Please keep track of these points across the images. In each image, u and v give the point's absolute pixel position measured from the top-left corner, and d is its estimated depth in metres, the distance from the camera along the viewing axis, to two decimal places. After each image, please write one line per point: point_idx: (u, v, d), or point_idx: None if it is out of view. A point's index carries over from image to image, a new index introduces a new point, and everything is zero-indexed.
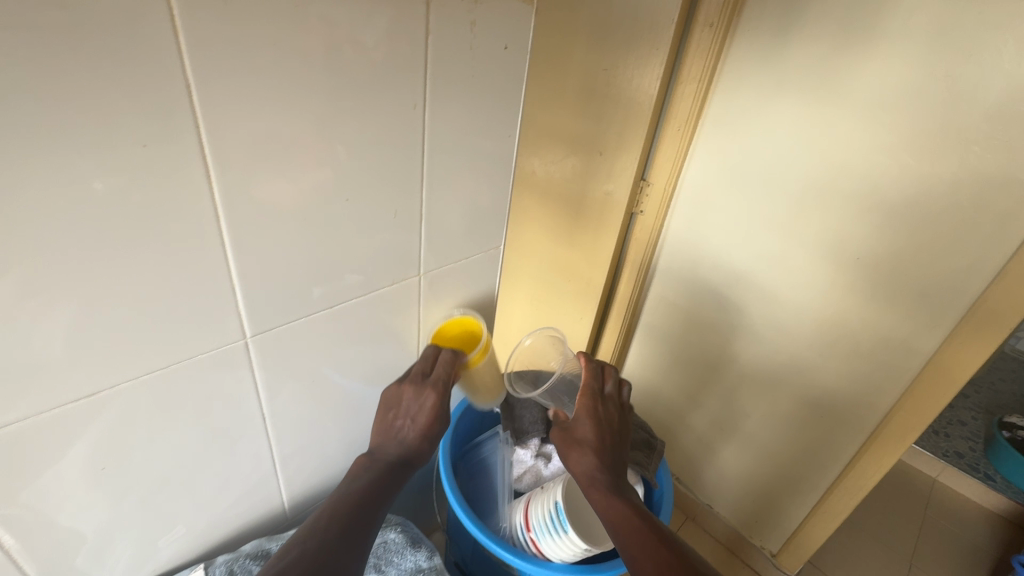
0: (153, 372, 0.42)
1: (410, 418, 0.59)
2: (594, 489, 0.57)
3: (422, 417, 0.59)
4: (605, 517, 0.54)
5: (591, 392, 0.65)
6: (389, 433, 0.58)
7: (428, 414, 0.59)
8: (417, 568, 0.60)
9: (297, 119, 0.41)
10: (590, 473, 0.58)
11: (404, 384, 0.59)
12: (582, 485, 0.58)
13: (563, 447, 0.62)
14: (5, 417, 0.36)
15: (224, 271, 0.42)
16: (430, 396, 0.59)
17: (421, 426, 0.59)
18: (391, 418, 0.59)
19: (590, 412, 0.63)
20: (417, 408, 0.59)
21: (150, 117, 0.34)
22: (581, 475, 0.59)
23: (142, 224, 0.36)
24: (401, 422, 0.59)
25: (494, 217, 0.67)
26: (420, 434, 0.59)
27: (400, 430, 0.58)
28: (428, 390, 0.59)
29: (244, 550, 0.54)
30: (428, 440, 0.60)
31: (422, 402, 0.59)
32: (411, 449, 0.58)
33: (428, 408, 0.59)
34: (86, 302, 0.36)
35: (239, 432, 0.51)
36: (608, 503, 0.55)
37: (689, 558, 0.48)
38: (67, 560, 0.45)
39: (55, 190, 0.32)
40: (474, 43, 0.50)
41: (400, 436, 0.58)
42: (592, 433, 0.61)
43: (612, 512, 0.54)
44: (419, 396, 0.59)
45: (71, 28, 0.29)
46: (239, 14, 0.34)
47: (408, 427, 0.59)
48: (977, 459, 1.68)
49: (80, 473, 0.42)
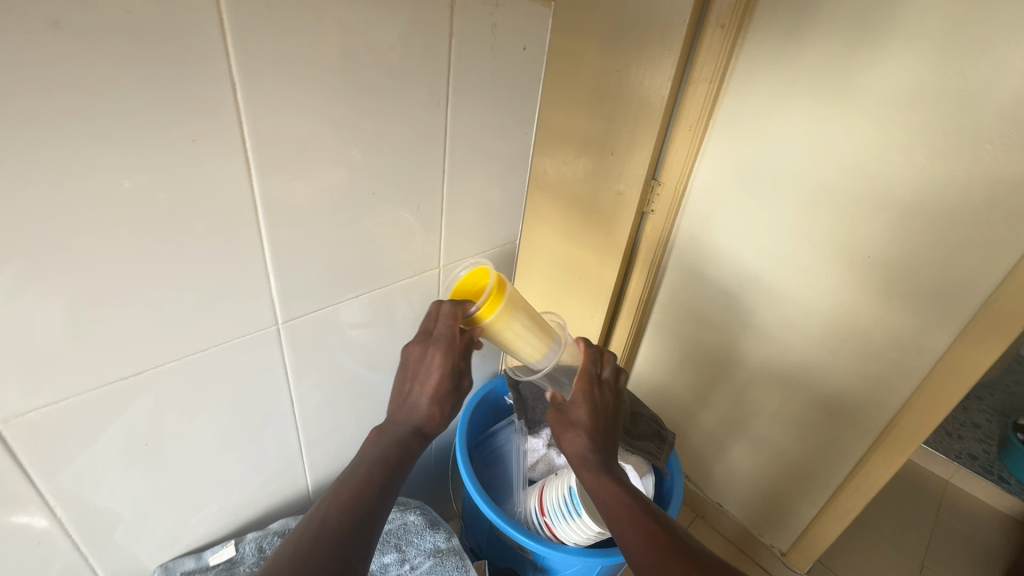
0: (193, 353, 0.44)
1: (419, 379, 0.57)
2: (586, 470, 0.58)
3: (429, 378, 0.56)
4: (597, 497, 0.56)
5: (587, 376, 0.65)
6: (401, 397, 0.57)
7: (436, 375, 0.56)
8: (436, 548, 0.62)
9: (329, 117, 0.43)
10: (582, 454, 0.59)
11: (410, 346, 0.58)
12: (573, 465, 0.59)
13: (556, 427, 0.63)
14: (61, 392, 0.38)
15: (259, 261, 0.45)
16: (433, 356, 0.56)
17: (431, 388, 0.56)
18: (403, 381, 0.58)
19: (586, 395, 0.63)
20: (423, 369, 0.57)
21: (199, 114, 0.36)
22: (573, 454, 0.60)
23: (188, 214, 0.38)
24: (410, 385, 0.57)
25: (509, 213, 0.69)
26: (429, 397, 0.56)
27: (411, 393, 0.57)
28: (430, 350, 0.56)
29: (271, 528, 0.58)
30: (440, 403, 0.57)
31: (427, 363, 0.56)
32: (425, 415, 0.56)
33: (433, 368, 0.56)
34: (137, 287, 0.38)
35: (267, 415, 0.54)
36: (600, 482, 0.56)
37: (678, 538, 0.51)
38: (109, 533, 0.47)
39: (115, 181, 0.34)
40: (494, 46, 0.53)
41: (412, 400, 0.57)
42: (587, 416, 0.61)
43: (603, 490, 0.56)
44: (425, 357, 0.57)
45: (132, 30, 0.31)
46: (280, 18, 0.37)
47: (419, 390, 0.57)
48: (990, 461, 1.67)
49: (124, 448, 0.44)
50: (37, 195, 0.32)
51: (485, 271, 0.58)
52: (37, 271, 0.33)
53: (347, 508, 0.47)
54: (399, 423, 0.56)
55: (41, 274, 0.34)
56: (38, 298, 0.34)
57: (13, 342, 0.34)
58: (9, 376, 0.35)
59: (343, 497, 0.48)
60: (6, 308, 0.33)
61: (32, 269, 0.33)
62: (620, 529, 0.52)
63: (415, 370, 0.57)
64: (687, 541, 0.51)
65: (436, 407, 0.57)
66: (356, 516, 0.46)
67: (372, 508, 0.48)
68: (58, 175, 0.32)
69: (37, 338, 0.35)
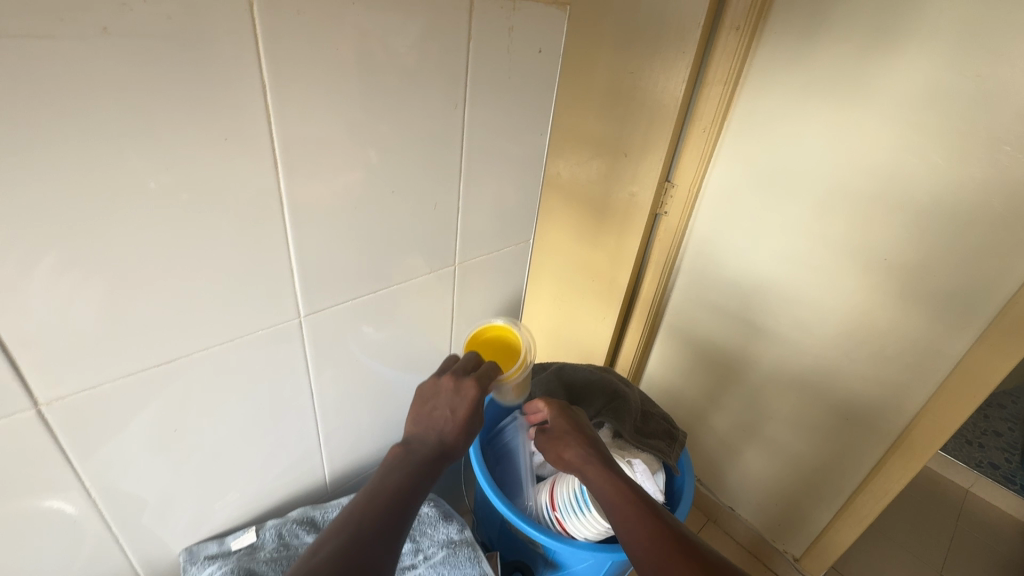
0: (219, 343, 0.46)
1: (449, 409, 0.59)
2: (586, 471, 0.60)
3: (462, 408, 0.58)
4: (604, 491, 0.58)
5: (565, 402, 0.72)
6: (428, 425, 0.58)
7: (469, 406, 0.59)
8: (449, 540, 0.63)
9: (349, 116, 0.45)
10: (582, 455, 0.62)
11: (442, 377, 0.60)
12: (576, 467, 0.61)
13: (550, 448, 0.67)
14: (98, 378, 0.40)
15: (284, 256, 0.46)
16: (470, 389, 0.60)
17: (461, 417, 0.58)
18: (429, 408, 0.59)
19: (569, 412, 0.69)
20: (456, 400, 0.59)
21: (231, 113, 0.38)
22: (574, 458, 0.62)
23: (217, 208, 0.40)
24: (440, 414, 0.58)
25: (525, 213, 0.70)
26: (459, 427, 0.58)
27: (440, 422, 0.58)
28: (467, 384, 0.60)
29: (291, 516, 0.60)
30: (465, 432, 0.59)
31: (461, 395, 0.59)
32: (451, 442, 0.58)
33: (467, 399, 0.59)
34: (172, 278, 0.40)
35: (288, 406, 0.55)
36: (604, 477, 0.59)
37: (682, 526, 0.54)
38: (135, 517, 0.49)
39: (149, 173, 0.36)
40: (510, 48, 0.54)
41: (440, 428, 0.58)
42: (575, 425, 0.66)
43: (608, 485, 0.58)
44: (460, 389, 0.60)
45: (172, 35, 0.33)
46: (306, 22, 0.38)
47: (448, 421, 0.58)
48: (1013, 470, 1.64)
49: (151, 436, 0.46)
50: (78, 188, 0.34)
51: (519, 339, 0.69)
52: (88, 258, 0.36)
53: (382, 507, 0.49)
54: (426, 440, 0.57)
55: (80, 262, 0.36)
56: (71, 286, 0.36)
57: (53, 326, 0.36)
58: (49, 362, 0.37)
59: (375, 497, 0.50)
60: (52, 292, 0.35)
61: (74, 257, 0.35)
62: (626, 525, 0.54)
63: (446, 399, 0.59)
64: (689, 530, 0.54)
65: (462, 437, 0.58)
66: (389, 513, 0.49)
67: (399, 511, 0.50)
68: (99, 169, 0.34)
69: (76, 323, 0.37)
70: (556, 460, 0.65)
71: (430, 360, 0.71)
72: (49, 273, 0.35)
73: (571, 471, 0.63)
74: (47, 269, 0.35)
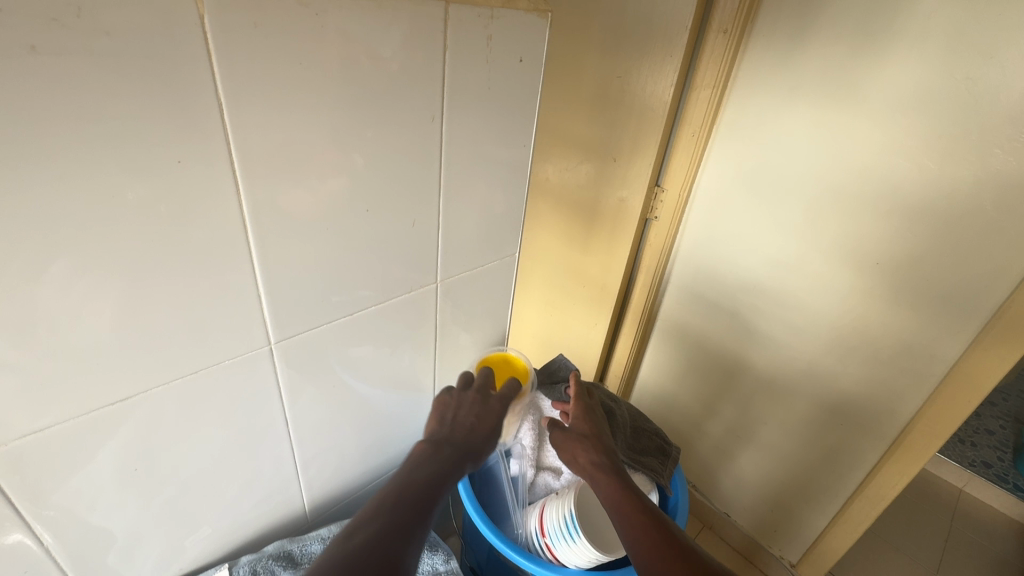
0: (183, 376, 0.43)
1: (474, 419, 0.63)
2: (597, 480, 0.61)
3: (488, 419, 0.63)
4: (611, 500, 0.58)
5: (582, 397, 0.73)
6: (455, 429, 0.60)
7: (492, 419, 0.63)
8: (434, 570, 0.61)
9: (318, 132, 0.42)
10: (592, 461, 0.63)
11: (467, 393, 0.64)
12: (587, 473, 0.62)
13: (565, 446, 0.67)
14: (44, 421, 0.37)
15: (250, 281, 0.44)
16: (496, 405, 0.65)
17: (487, 427, 0.62)
18: (455, 415, 0.62)
19: (583, 411, 0.71)
20: (483, 411, 0.63)
21: (186, 134, 0.35)
22: (586, 464, 0.63)
23: (176, 235, 0.38)
24: (465, 422, 0.62)
25: (509, 225, 0.68)
26: (486, 434, 0.62)
27: (466, 429, 0.61)
28: (494, 402, 0.65)
29: (267, 551, 0.57)
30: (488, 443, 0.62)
31: (488, 408, 0.64)
32: (477, 443, 0.60)
33: (494, 413, 0.64)
34: (140, 306, 0.38)
35: (262, 436, 0.53)
36: (612, 485, 0.59)
37: (679, 537, 0.53)
38: (97, 560, 0.46)
39: (95, 199, 0.33)
40: (490, 57, 0.52)
41: (466, 431, 0.61)
42: (588, 427, 0.69)
43: (615, 493, 0.58)
44: (486, 403, 0.64)
45: (116, 52, 0.31)
46: (267, 36, 0.36)
47: (472, 428, 0.61)
48: (1005, 469, 1.66)
49: (112, 475, 0.43)
50: (16, 216, 0.31)
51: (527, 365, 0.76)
52: (69, 280, 0.34)
53: (405, 508, 0.49)
54: (453, 438, 0.59)
55: (45, 292, 0.34)
56: (75, 304, 0.35)
57: (12, 360, 0.34)
58: (6, 401, 0.35)
59: (402, 494, 0.50)
60: (26, 317, 0.34)
61: (76, 276, 0.34)
62: (630, 532, 0.54)
63: (472, 409, 0.63)
64: (686, 540, 0.53)
65: (487, 444, 0.61)
66: (405, 516, 0.48)
67: (416, 508, 0.49)
68: (39, 196, 0.31)
69: (38, 356, 0.35)
70: (568, 464, 0.67)
71: (416, 380, 0.69)
72: (50, 292, 0.34)
73: (581, 476, 0.64)
74: (46, 288, 0.34)
